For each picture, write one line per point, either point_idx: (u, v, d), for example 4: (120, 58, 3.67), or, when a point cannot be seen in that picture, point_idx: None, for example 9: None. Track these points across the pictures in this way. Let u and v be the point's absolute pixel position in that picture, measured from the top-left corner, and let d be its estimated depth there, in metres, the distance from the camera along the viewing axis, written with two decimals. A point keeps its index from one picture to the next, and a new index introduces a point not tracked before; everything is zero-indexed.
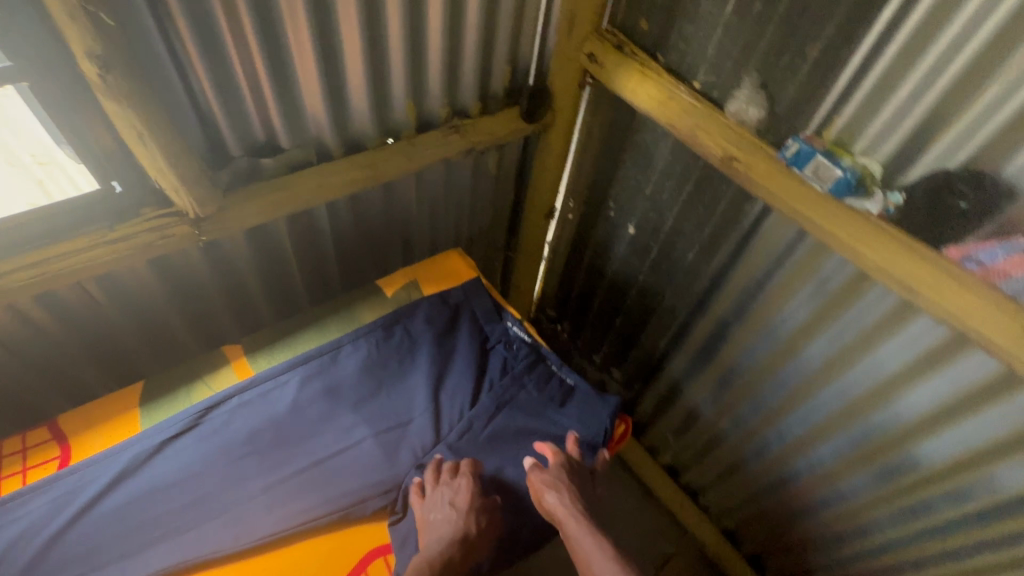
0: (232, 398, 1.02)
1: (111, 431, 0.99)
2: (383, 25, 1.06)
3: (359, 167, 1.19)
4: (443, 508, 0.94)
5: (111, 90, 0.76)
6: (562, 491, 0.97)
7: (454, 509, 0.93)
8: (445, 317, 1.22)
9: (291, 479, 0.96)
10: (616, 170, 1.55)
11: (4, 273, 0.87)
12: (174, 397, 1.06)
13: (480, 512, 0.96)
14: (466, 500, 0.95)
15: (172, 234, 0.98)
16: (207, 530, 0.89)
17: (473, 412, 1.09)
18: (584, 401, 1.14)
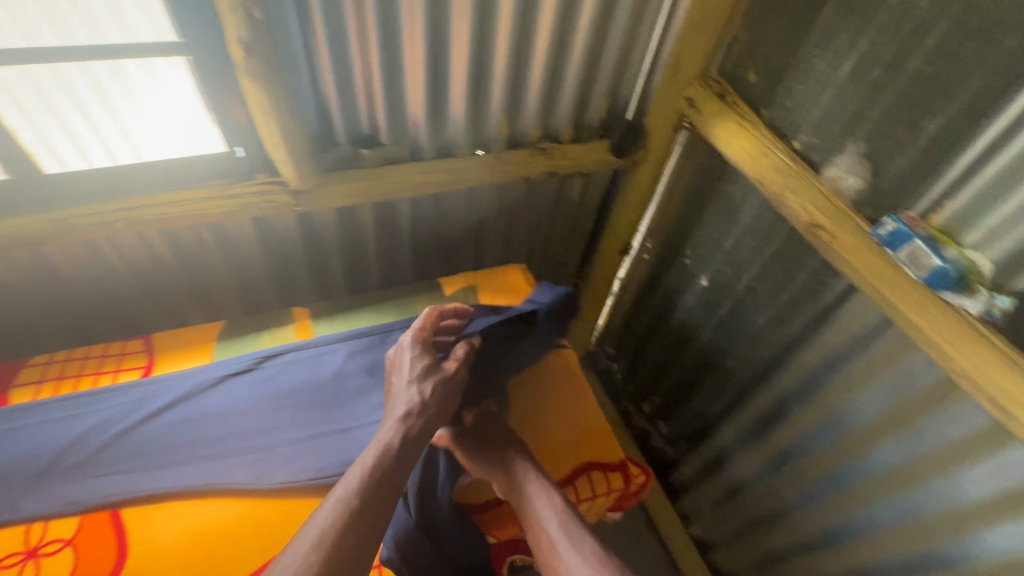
0: (289, 352, 1.14)
1: (190, 357, 1.15)
2: (492, 46, 1.15)
3: (444, 171, 1.28)
4: (398, 376, 0.99)
5: (250, 71, 0.90)
6: (514, 455, 0.99)
7: (402, 379, 0.98)
8: None
9: (317, 438, 1.04)
10: (698, 218, 1.51)
11: (135, 205, 1.03)
12: (243, 340, 1.19)
13: (427, 372, 0.98)
14: (413, 367, 0.99)
15: (273, 200, 1.12)
16: (238, 463, 0.99)
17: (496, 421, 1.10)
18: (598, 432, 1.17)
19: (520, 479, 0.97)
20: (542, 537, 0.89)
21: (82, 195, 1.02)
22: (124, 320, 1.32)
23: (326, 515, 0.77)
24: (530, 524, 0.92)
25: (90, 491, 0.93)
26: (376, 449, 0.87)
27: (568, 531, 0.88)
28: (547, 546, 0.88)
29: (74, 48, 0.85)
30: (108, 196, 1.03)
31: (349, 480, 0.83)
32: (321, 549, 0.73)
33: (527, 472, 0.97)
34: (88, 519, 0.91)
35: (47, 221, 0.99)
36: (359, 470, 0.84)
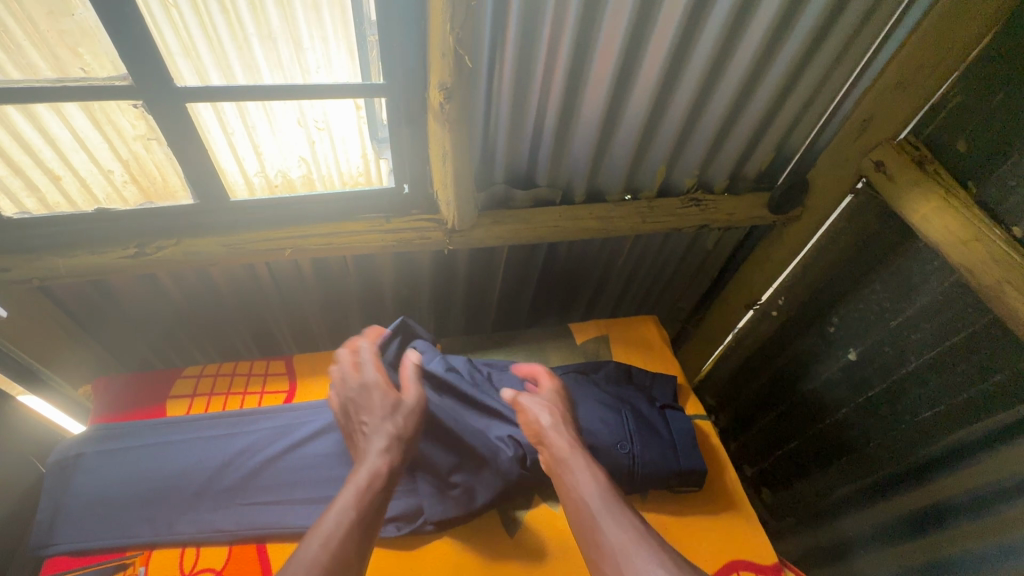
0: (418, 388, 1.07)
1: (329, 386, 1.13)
2: (672, 94, 1.07)
3: (595, 217, 1.22)
4: (372, 414, 0.88)
5: (444, 116, 0.87)
6: (558, 418, 0.91)
7: (381, 424, 0.87)
8: (625, 384, 1.17)
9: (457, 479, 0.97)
10: (855, 287, 1.37)
11: (302, 235, 1.02)
12: None
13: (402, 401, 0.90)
14: (391, 406, 0.88)
15: (429, 237, 1.10)
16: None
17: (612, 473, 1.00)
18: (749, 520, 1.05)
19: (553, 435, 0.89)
20: (579, 508, 0.79)
21: (255, 221, 1.02)
22: (257, 326, 1.35)
23: (337, 517, 0.75)
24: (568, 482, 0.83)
25: (237, 520, 0.92)
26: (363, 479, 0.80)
27: (607, 505, 0.78)
28: (582, 518, 0.78)
29: (272, 85, 0.84)
30: (278, 224, 1.03)
31: (343, 502, 0.77)
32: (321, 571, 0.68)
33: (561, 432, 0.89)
34: (237, 550, 0.90)
35: (222, 244, 1.00)
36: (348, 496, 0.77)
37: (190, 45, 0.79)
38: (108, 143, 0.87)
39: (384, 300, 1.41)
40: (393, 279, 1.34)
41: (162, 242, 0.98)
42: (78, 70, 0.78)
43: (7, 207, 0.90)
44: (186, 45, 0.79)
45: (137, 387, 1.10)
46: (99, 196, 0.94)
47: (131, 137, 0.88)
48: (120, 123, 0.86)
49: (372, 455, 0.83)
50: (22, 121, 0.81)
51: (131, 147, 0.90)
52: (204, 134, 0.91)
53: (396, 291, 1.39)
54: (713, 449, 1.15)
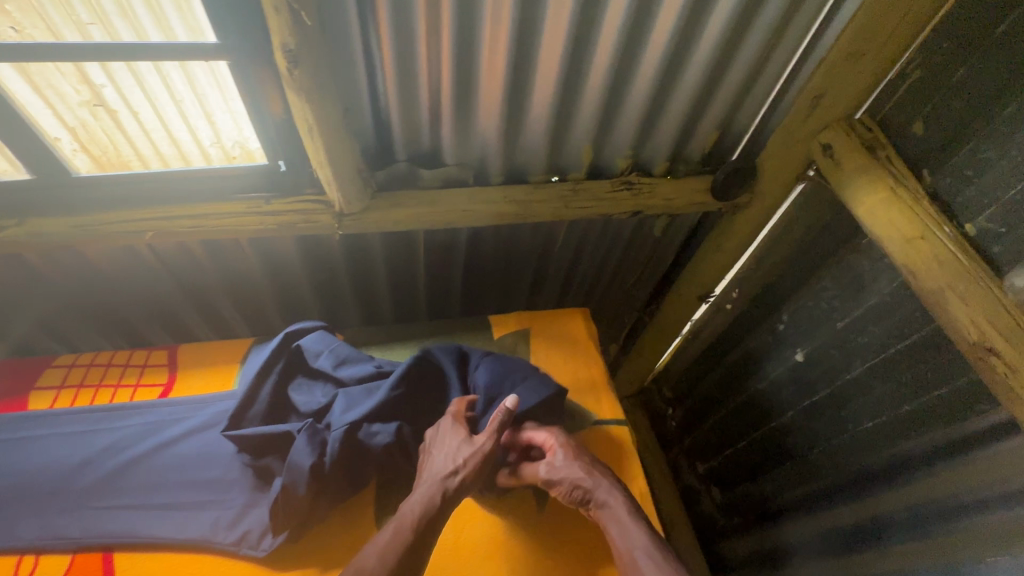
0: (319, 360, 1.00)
1: (213, 379, 1.06)
2: (588, 63, 0.94)
3: (511, 201, 1.10)
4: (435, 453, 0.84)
5: (295, 84, 0.76)
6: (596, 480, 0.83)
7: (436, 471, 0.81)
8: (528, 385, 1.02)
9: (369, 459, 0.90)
10: (806, 282, 1.26)
11: (167, 217, 0.93)
12: None
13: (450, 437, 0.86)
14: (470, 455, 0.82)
15: (316, 220, 0.99)
16: (223, 518, 0.87)
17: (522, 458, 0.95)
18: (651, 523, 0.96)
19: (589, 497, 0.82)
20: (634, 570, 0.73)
21: (122, 200, 0.93)
22: (158, 311, 1.27)
23: (379, 552, 0.71)
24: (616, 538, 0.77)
25: (85, 526, 0.85)
26: (417, 513, 0.76)
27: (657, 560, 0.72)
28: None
29: (83, 46, 0.73)
30: (139, 203, 0.93)
31: (396, 531, 0.74)
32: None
33: (609, 491, 0.82)
34: (79, 559, 0.83)
35: (73, 225, 0.91)
36: (403, 526, 0.75)
37: (85, 12, 0.71)
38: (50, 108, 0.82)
39: (297, 286, 1.32)
40: (301, 265, 1.25)
41: (3, 222, 0.90)
42: (8, 29, 0.72)
43: None
44: (98, 17, 0.72)
45: (11, 374, 1.03)
46: None
47: (76, 103, 0.82)
48: None
49: (431, 486, 0.79)
50: None
51: (78, 114, 0.83)
52: (99, 101, 0.81)
53: (309, 277, 1.30)
54: (624, 455, 1.03)
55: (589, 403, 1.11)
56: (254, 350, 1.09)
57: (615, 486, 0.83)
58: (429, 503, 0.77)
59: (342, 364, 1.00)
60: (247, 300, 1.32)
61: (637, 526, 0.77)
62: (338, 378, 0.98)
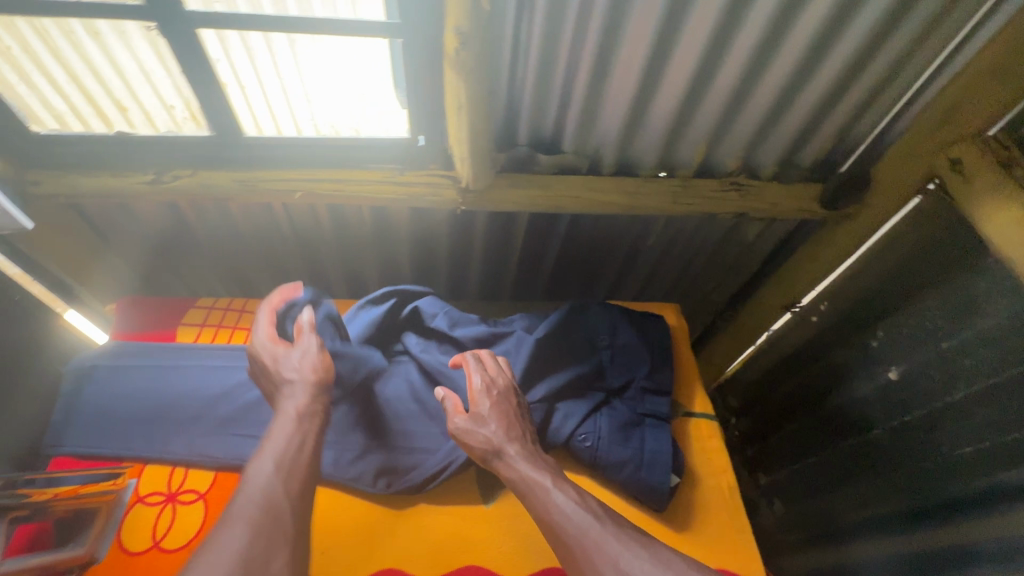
0: (438, 319, 1.10)
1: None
2: (721, 63, 0.96)
3: (622, 192, 1.14)
4: (297, 381, 0.85)
5: (458, 64, 0.82)
6: (508, 435, 0.85)
7: (302, 386, 0.85)
8: (620, 381, 1.07)
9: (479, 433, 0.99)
10: (907, 300, 1.24)
11: (314, 178, 1.02)
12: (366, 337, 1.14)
13: (316, 365, 0.87)
14: (313, 362, 0.88)
15: (441, 194, 1.06)
16: (343, 457, 0.96)
17: (628, 435, 1.00)
18: (724, 521, 0.99)
19: (504, 447, 0.84)
20: (568, 531, 0.73)
21: (274, 160, 1.03)
22: (274, 265, 1.39)
23: (262, 471, 0.73)
24: (523, 475, 0.80)
25: (226, 449, 0.95)
26: (290, 438, 0.77)
27: (596, 520, 0.74)
28: (568, 542, 0.72)
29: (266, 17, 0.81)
30: (290, 165, 1.03)
31: (274, 451, 0.75)
32: (251, 528, 0.65)
33: (509, 441, 0.84)
34: (221, 476, 0.94)
35: (234, 180, 1.01)
36: (282, 450, 0.76)
37: None
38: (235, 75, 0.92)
39: (399, 254, 1.41)
40: (408, 235, 1.33)
41: (178, 171, 1.00)
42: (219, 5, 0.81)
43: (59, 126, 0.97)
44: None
45: (160, 312, 1.15)
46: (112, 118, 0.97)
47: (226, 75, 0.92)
48: (143, 52, 0.88)
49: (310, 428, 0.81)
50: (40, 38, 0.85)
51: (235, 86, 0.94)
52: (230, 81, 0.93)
53: (411, 247, 1.39)
54: (710, 449, 1.07)
55: (682, 397, 1.14)
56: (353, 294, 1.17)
57: (523, 439, 0.86)
58: (290, 413, 0.81)
59: (455, 325, 1.10)
60: (353, 263, 1.42)
61: (558, 486, 0.78)
62: (454, 337, 1.08)
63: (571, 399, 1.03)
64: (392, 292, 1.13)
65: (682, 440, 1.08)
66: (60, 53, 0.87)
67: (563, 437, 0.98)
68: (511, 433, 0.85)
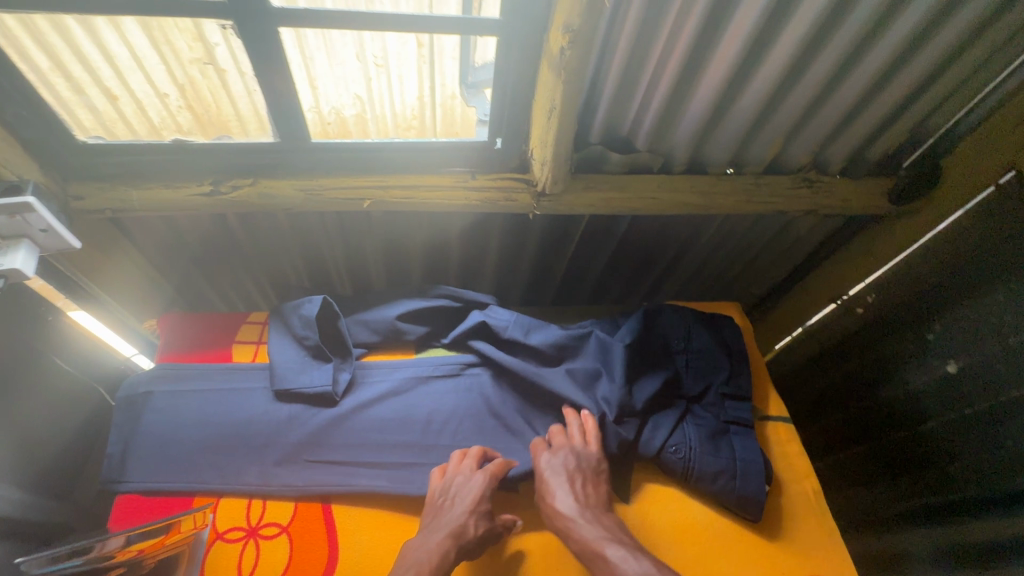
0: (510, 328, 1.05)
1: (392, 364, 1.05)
2: (815, 58, 0.91)
3: (696, 192, 1.10)
4: (455, 499, 0.84)
5: (560, 64, 0.76)
6: (567, 496, 0.84)
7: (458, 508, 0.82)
8: (699, 388, 1.04)
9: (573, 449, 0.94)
10: (970, 293, 1.23)
11: (383, 184, 0.95)
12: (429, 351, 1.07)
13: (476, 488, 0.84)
14: (476, 495, 0.83)
15: (514, 199, 1.01)
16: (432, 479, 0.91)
17: (718, 444, 0.98)
18: (815, 527, 0.98)
19: (563, 509, 0.83)
20: None
21: (339, 165, 0.96)
22: (317, 272, 1.31)
23: None
24: (583, 541, 0.79)
25: (304, 478, 0.90)
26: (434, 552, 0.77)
27: None
28: None
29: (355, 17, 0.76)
30: (354, 170, 0.96)
31: (424, 569, 0.75)
32: None
33: (570, 502, 0.84)
34: (302, 507, 0.89)
35: (297, 188, 0.95)
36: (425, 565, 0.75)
37: None
38: (306, 75, 0.85)
39: (448, 258, 1.35)
40: (460, 238, 1.27)
41: (237, 180, 0.94)
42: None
43: (106, 132, 0.89)
44: None
45: (209, 328, 1.08)
46: (154, 120, 0.89)
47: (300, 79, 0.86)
48: (175, 43, 0.80)
49: (439, 544, 0.78)
50: (96, 39, 0.77)
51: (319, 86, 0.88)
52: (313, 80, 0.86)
53: (461, 251, 1.33)
54: (791, 453, 1.06)
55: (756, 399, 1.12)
56: (404, 293, 1.10)
57: (586, 498, 0.85)
58: (442, 534, 0.79)
59: (529, 333, 1.05)
60: (399, 267, 1.35)
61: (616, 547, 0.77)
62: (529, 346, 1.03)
63: (657, 412, 1.01)
64: (439, 293, 1.09)
65: (761, 444, 1.07)
66: (114, 51, 0.79)
67: (654, 451, 0.96)
68: (571, 493, 0.85)
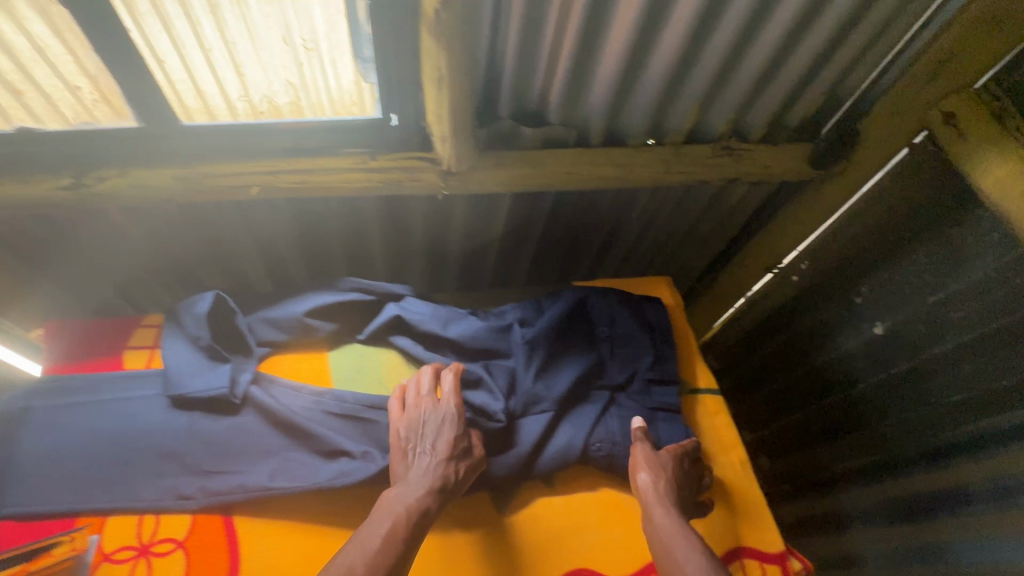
0: (428, 322, 1.01)
1: (302, 364, 0.99)
2: (718, 20, 0.88)
3: (614, 164, 1.06)
4: (423, 440, 0.83)
5: (438, 28, 0.70)
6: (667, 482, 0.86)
7: (427, 452, 0.82)
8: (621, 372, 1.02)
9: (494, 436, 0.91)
10: (892, 256, 1.24)
11: (273, 170, 0.89)
12: (344, 349, 1.02)
13: (445, 428, 0.84)
14: (442, 432, 0.84)
15: (420, 179, 0.95)
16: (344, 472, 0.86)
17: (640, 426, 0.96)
18: (744, 496, 0.98)
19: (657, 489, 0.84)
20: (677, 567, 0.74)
21: (223, 150, 0.89)
22: (229, 268, 1.24)
23: (375, 530, 0.72)
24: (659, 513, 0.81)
25: (203, 486, 0.84)
26: (408, 499, 0.77)
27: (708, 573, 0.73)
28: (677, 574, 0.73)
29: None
30: (238, 155, 0.89)
31: (395, 509, 0.75)
32: None
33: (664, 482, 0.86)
34: (200, 519, 0.83)
35: (174, 176, 0.88)
36: (398, 509, 0.75)
37: None
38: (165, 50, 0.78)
39: (371, 247, 1.29)
40: (380, 224, 1.22)
41: (103, 172, 0.86)
42: None
43: None
44: None
45: (98, 333, 0.99)
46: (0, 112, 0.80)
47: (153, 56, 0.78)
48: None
49: (417, 491, 0.77)
50: None
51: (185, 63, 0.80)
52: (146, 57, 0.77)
53: (384, 238, 1.27)
54: (722, 424, 1.06)
55: (687, 373, 1.11)
56: (315, 285, 1.04)
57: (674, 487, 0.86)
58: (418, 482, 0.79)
59: (448, 324, 1.02)
60: (319, 259, 1.29)
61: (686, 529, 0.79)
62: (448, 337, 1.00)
63: (580, 396, 0.98)
64: (351, 286, 1.03)
65: (691, 417, 1.06)
66: None
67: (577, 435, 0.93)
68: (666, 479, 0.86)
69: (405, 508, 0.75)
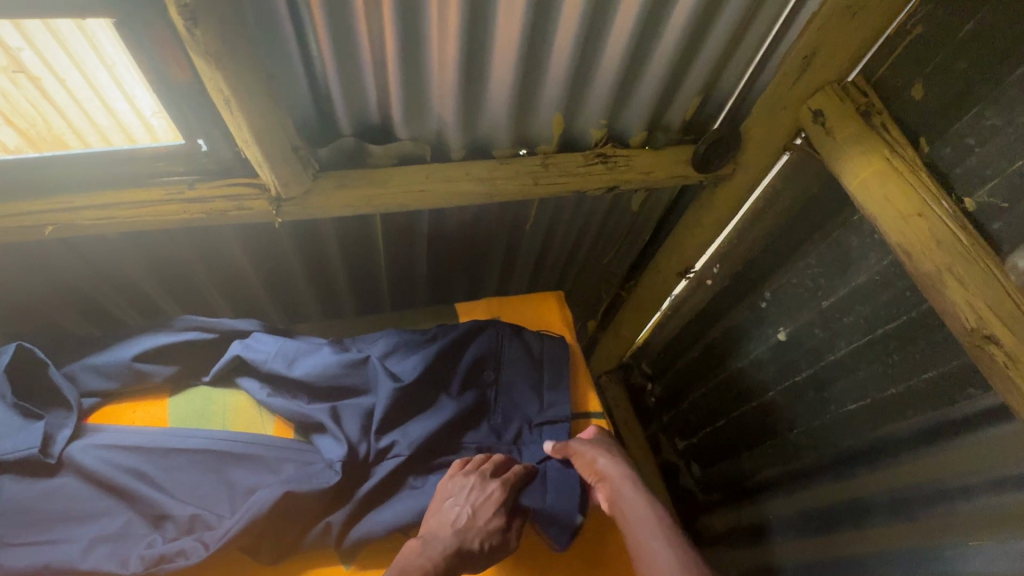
0: (272, 361, 0.94)
1: (137, 410, 0.91)
2: (553, 25, 0.82)
3: (474, 179, 0.99)
4: (454, 499, 0.81)
5: (199, 48, 0.63)
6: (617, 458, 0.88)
7: (456, 512, 0.79)
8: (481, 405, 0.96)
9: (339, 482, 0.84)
10: (789, 259, 1.19)
11: (77, 206, 0.85)
12: (183, 394, 0.94)
13: (479, 487, 0.82)
14: (476, 493, 0.81)
15: (249, 206, 0.89)
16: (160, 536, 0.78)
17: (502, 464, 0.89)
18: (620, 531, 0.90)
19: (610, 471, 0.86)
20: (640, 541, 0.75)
21: (38, 183, 0.86)
22: (87, 306, 1.16)
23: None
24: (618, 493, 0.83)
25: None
26: (433, 554, 0.73)
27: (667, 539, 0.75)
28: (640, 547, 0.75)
29: None
30: (46, 190, 0.86)
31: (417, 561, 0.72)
32: None
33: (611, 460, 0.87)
34: None
35: None
36: (422, 560, 0.73)
37: None
38: None
39: (246, 277, 1.22)
40: (247, 255, 1.14)
41: None
42: None
43: None
44: None
45: None
46: None
47: None
48: None
49: (442, 550, 0.74)
50: None
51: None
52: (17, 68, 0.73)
53: (256, 268, 1.20)
54: None
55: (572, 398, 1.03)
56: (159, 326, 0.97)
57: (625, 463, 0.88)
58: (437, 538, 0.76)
59: (295, 362, 0.95)
60: (188, 292, 1.21)
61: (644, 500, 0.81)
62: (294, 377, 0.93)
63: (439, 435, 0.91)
64: (187, 325, 0.98)
65: None
66: None
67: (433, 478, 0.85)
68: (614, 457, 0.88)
69: (428, 561, 0.73)
